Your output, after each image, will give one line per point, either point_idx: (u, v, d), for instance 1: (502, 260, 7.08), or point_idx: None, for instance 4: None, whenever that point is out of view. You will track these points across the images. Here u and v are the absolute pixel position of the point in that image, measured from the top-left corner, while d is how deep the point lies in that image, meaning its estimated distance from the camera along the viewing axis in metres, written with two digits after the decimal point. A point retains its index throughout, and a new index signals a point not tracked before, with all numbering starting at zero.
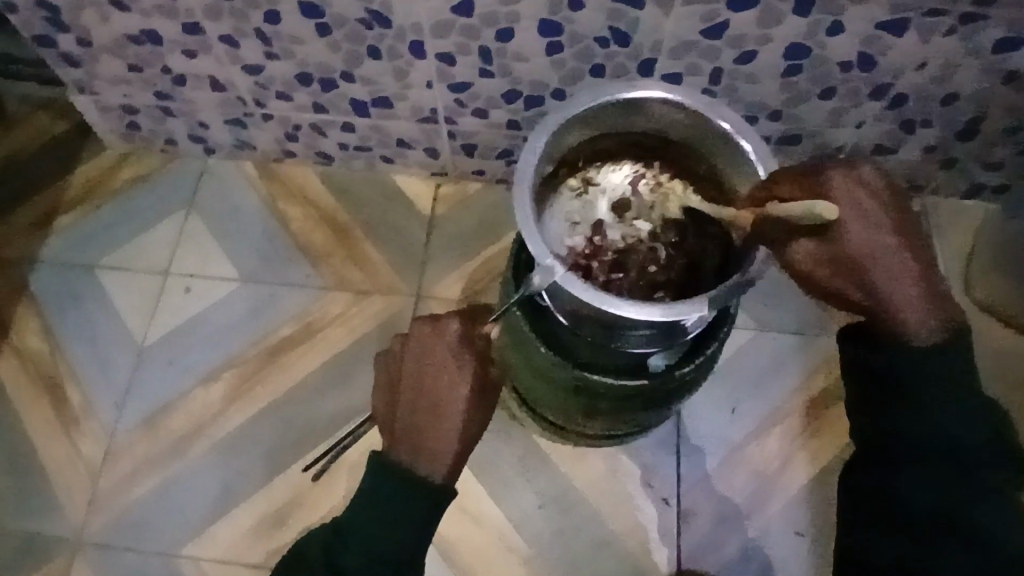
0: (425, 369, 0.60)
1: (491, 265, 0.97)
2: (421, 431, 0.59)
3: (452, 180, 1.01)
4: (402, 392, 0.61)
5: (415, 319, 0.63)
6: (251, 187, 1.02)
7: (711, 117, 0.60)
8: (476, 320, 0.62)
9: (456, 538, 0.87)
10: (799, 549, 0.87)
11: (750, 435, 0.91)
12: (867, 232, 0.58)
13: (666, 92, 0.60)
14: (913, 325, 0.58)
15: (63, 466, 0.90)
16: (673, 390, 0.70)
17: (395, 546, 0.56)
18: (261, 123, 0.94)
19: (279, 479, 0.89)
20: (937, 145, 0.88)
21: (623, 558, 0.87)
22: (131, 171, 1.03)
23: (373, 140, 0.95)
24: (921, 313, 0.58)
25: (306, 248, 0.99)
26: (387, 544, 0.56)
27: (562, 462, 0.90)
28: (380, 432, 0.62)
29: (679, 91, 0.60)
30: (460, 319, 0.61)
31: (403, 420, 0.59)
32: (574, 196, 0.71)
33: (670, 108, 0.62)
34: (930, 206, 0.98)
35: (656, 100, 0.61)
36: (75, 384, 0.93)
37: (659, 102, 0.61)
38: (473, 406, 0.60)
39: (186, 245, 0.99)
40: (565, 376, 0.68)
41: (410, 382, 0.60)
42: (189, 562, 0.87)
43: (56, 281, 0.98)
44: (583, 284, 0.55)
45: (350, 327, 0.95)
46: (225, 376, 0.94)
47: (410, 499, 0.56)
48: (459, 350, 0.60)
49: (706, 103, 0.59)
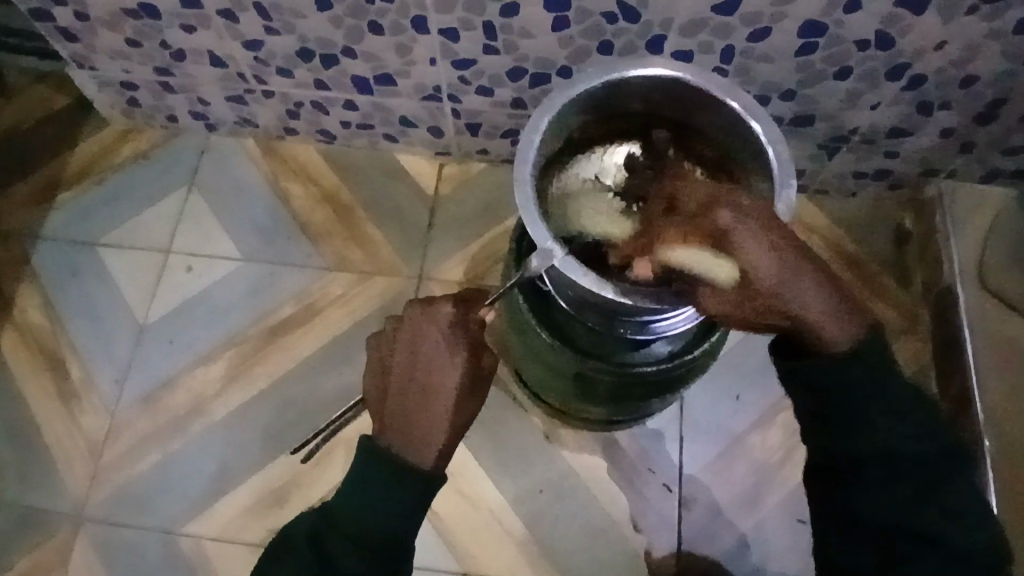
0: (417, 353, 0.59)
1: (494, 247, 0.96)
2: (409, 417, 0.57)
3: (456, 160, 0.99)
4: (393, 375, 0.59)
5: (408, 302, 0.61)
6: (253, 164, 1.00)
7: (723, 97, 0.57)
8: (471, 304, 0.60)
9: (454, 520, 0.86)
10: (800, 539, 0.86)
11: (754, 424, 0.90)
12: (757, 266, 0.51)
13: (676, 70, 0.57)
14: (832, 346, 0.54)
15: (64, 441, 0.90)
16: (675, 378, 0.68)
17: (386, 530, 0.56)
18: (262, 99, 0.92)
19: (278, 460, 0.89)
20: (956, 130, 0.85)
21: (622, 545, 0.86)
22: (132, 146, 1.01)
23: (376, 118, 0.93)
24: (837, 327, 0.53)
25: (307, 228, 0.98)
26: (376, 531, 0.56)
27: (563, 446, 0.89)
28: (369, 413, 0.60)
29: (690, 70, 0.57)
30: (455, 302, 0.59)
31: (392, 404, 0.58)
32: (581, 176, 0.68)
33: (681, 88, 0.59)
34: (946, 190, 0.95)
35: (665, 80, 0.59)
36: (76, 360, 0.93)
37: (668, 81, 0.59)
38: (466, 393, 0.58)
39: (187, 222, 0.98)
40: (567, 362, 0.67)
41: (401, 365, 0.59)
42: (191, 540, 0.87)
43: (57, 256, 0.97)
44: (583, 268, 0.53)
45: (351, 308, 0.94)
46: (224, 355, 0.93)
47: (401, 485, 0.55)
48: (452, 334, 0.58)
49: (718, 83, 0.57)
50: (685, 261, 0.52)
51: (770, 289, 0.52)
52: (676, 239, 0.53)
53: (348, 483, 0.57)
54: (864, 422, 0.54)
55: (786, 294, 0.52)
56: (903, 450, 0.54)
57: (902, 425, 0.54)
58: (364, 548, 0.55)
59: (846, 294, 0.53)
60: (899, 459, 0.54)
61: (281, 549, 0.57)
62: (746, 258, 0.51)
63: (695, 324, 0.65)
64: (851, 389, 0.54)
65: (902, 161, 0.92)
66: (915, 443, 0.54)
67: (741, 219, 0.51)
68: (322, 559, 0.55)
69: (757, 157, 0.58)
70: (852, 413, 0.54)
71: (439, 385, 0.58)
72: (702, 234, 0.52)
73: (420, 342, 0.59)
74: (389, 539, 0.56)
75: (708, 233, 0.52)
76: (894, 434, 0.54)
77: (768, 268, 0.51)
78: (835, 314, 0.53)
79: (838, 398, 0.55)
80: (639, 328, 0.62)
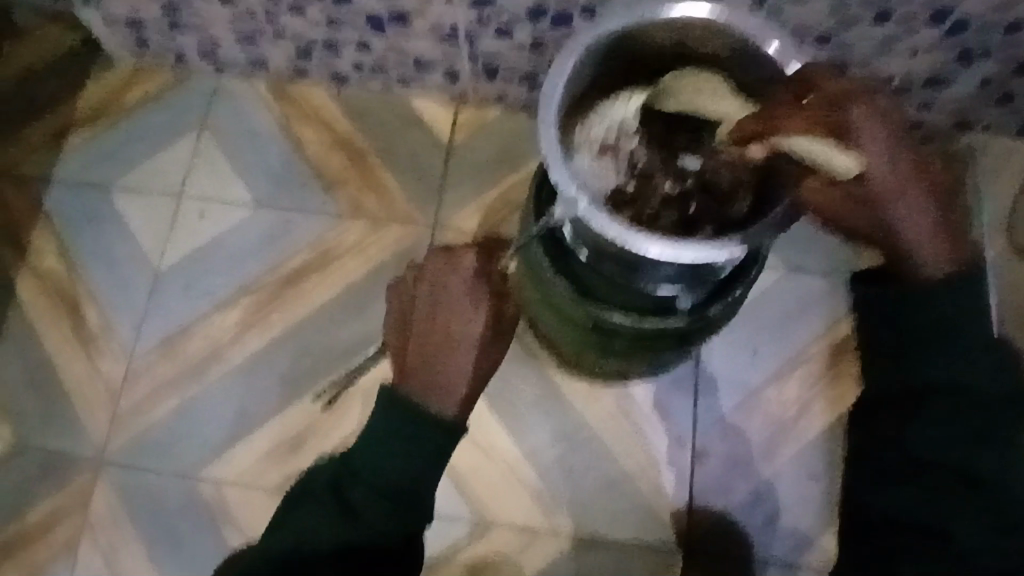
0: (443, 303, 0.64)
1: (510, 196, 0.94)
2: (431, 361, 0.61)
3: (472, 106, 0.97)
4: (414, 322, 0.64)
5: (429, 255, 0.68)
6: (265, 107, 0.98)
7: (760, 42, 0.54)
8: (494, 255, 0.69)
9: (469, 469, 0.87)
10: (813, 492, 0.86)
11: (770, 378, 0.89)
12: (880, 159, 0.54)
13: (712, 12, 0.55)
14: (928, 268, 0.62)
15: (83, 384, 0.91)
16: (695, 332, 0.68)
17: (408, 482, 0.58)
18: (274, 40, 0.89)
19: (296, 405, 0.90)
20: (995, 80, 0.82)
21: (635, 496, 0.86)
22: (142, 89, 0.99)
23: (390, 61, 0.90)
24: (940, 244, 0.60)
25: (321, 174, 0.96)
26: (396, 479, 0.58)
27: (578, 397, 0.89)
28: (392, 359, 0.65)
29: (727, 12, 0.54)
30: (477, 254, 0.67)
31: (414, 349, 0.62)
32: (607, 114, 0.64)
33: (716, 35, 0.56)
34: (978, 144, 0.92)
35: (697, 25, 0.56)
36: (93, 305, 0.93)
37: (700, 27, 0.56)
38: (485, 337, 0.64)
39: (200, 167, 0.97)
40: (586, 314, 0.66)
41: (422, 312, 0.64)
42: (211, 482, 0.88)
43: (70, 200, 0.96)
44: (608, 217, 0.52)
45: (366, 256, 0.93)
46: (240, 302, 0.93)
47: (422, 440, 0.58)
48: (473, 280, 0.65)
49: (757, 27, 0.54)
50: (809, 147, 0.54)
51: (884, 189, 0.56)
52: (798, 129, 0.53)
53: (368, 439, 0.59)
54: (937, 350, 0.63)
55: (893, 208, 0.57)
56: (974, 377, 0.62)
57: (970, 356, 0.62)
58: (386, 500, 0.57)
59: (949, 208, 0.60)
60: (961, 388, 0.62)
61: (306, 497, 0.59)
62: (869, 152, 0.54)
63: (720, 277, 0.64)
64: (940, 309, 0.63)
65: (936, 113, 0.89)
66: (982, 378, 0.62)
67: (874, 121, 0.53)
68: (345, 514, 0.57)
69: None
70: (931, 338, 0.63)
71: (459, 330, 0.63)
72: (828, 124, 0.53)
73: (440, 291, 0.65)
74: (411, 491, 0.58)
75: (832, 126, 0.53)
76: (948, 360, 0.63)
77: (891, 164, 0.55)
78: (935, 233, 0.60)
79: (905, 322, 0.65)
80: (663, 278, 0.60)
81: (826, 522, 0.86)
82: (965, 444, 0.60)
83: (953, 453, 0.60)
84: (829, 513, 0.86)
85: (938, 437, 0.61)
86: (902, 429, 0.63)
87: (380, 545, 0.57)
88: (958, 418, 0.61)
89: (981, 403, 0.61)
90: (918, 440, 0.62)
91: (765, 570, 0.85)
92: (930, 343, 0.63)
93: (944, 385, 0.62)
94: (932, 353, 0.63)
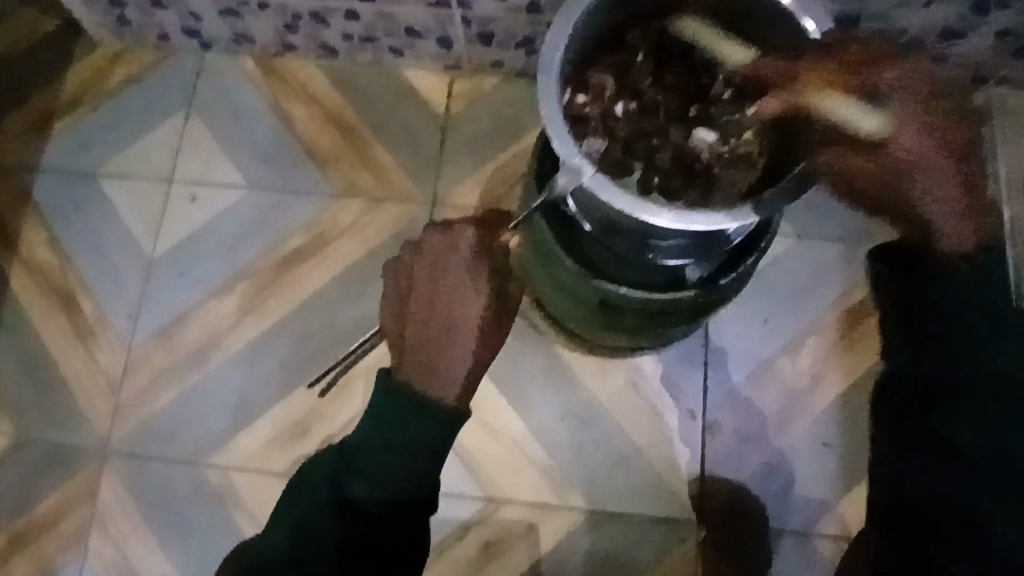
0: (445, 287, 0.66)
1: (510, 166, 0.91)
2: (430, 348, 0.63)
3: (466, 75, 0.93)
4: (416, 300, 0.66)
5: (425, 230, 0.68)
6: (252, 84, 0.95)
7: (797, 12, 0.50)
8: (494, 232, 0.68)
9: (476, 450, 0.85)
10: (828, 462, 0.85)
11: (783, 349, 0.87)
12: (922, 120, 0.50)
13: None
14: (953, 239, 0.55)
15: (82, 375, 0.89)
16: (705, 306, 0.65)
17: (400, 484, 0.60)
18: (257, 12, 0.86)
19: (297, 392, 0.88)
20: (1011, 31, 0.78)
21: (646, 472, 0.85)
22: (125, 70, 0.96)
23: (379, 29, 0.87)
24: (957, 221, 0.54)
25: (313, 152, 0.93)
26: (388, 476, 0.60)
27: (586, 374, 0.87)
28: (389, 343, 0.67)
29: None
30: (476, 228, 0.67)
31: (415, 326, 0.65)
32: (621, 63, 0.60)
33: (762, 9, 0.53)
34: (995, 100, 0.89)
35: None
36: (88, 294, 0.91)
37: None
38: (487, 322, 0.66)
39: (189, 149, 0.94)
40: (593, 290, 0.64)
41: (424, 288, 0.66)
42: (217, 471, 0.86)
43: (58, 190, 0.93)
44: (616, 188, 0.49)
45: (363, 237, 0.91)
46: (237, 289, 0.90)
47: (419, 420, 0.60)
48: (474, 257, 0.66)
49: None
50: (840, 108, 0.50)
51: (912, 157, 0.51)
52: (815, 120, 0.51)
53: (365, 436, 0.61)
54: (966, 326, 0.57)
55: (919, 180, 0.52)
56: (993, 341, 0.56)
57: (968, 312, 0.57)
58: (382, 500, 0.60)
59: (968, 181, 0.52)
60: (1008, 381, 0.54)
61: (300, 491, 0.62)
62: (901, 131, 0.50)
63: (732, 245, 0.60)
64: (943, 296, 0.58)
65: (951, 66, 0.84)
66: (1010, 348, 0.55)
67: (904, 81, 0.51)
68: (340, 506, 0.60)
69: (796, 34, 0.52)
70: (964, 330, 0.57)
71: (461, 313, 0.65)
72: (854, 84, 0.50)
73: (442, 267, 0.66)
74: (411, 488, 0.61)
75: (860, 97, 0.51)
76: (978, 335, 0.56)
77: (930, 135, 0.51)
78: (953, 211, 0.54)
79: (945, 313, 0.58)
80: (673, 249, 0.58)
81: (843, 489, 0.84)
82: (987, 426, 0.54)
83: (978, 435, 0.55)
84: (844, 484, 0.84)
85: (963, 430, 0.55)
86: (937, 413, 0.57)
87: (384, 533, 0.60)
88: (967, 408, 0.56)
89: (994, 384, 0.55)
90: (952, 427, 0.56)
91: (781, 541, 0.83)
92: (963, 334, 0.57)
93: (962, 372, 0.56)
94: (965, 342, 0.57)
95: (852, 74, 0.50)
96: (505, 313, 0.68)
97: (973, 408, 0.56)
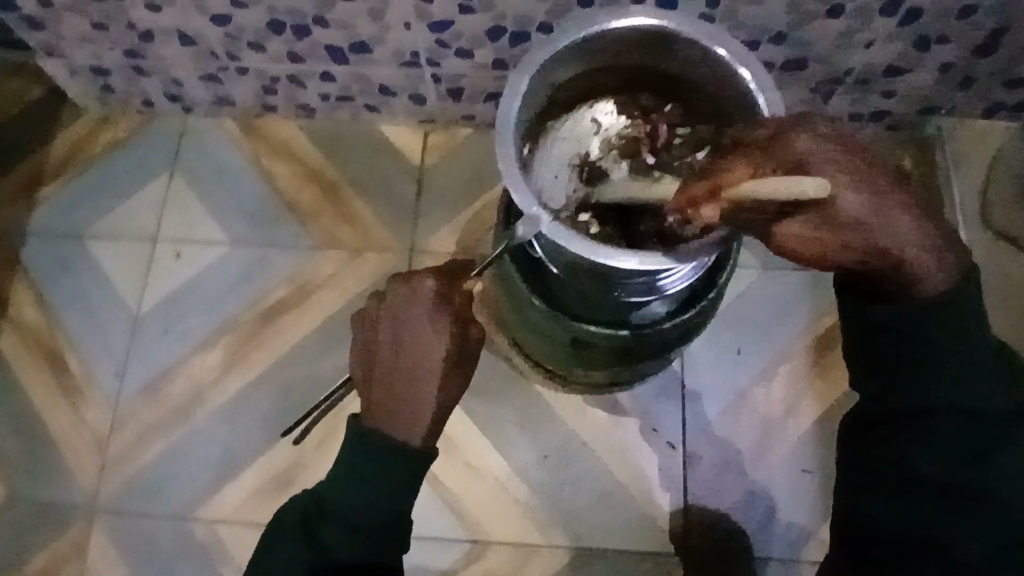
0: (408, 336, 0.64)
1: (485, 213, 0.94)
2: (396, 395, 0.62)
3: (440, 128, 0.97)
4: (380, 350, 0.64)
5: (390, 280, 0.66)
6: (233, 144, 0.98)
7: (734, 65, 0.55)
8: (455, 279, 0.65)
9: (459, 491, 0.86)
10: (807, 489, 0.86)
11: (756, 379, 0.89)
12: (851, 176, 0.48)
13: (713, 41, 0.55)
14: (931, 281, 0.54)
15: (67, 435, 0.90)
16: (672, 340, 0.67)
17: (370, 522, 0.62)
18: (237, 77, 0.90)
19: (280, 443, 0.89)
20: (952, 66, 0.82)
21: (628, 507, 0.86)
22: (110, 135, 0.99)
23: (354, 88, 0.91)
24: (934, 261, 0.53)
25: (294, 206, 0.96)
26: (360, 514, 0.62)
27: (566, 411, 0.88)
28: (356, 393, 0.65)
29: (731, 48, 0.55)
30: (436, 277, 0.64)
31: (381, 375, 0.63)
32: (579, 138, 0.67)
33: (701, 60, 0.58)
34: (945, 129, 0.93)
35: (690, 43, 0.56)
36: (74, 353, 0.92)
37: (695, 50, 0.57)
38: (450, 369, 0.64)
39: (173, 208, 0.96)
40: (563, 328, 0.66)
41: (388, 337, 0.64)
42: (203, 525, 0.87)
43: (44, 252, 0.96)
44: (572, 233, 0.52)
45: (343, 287, 0.93)
46: (220, 343, 0.92)
47: (386, 462, 0.62)
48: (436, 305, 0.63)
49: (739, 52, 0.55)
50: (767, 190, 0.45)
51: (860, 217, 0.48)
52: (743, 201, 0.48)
53: (335, 480, 0.63)
54: (937, 355, 0.55)
55: (879, 233, 0.50)
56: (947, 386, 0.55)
57: (955, 365, 0.55)
58: (354, 538, 0.62)
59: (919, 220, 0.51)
60: (972, 413, 0.55)
61: (274, 541, 0.63)
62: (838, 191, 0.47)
63: (694, 281, 0.63)
64: (906, 323, 0.55)
65: (899, 100, 0.88)
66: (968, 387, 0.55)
67: (825, 146, 0.48)
68: (314, 549, 0.62)
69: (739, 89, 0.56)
70: (924, 359, 0.55)
71: (423, 361, 0.63)
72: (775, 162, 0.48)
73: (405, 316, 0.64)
74: (377, 536, 0.62)
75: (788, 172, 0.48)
76: (939, 372, 0.55)
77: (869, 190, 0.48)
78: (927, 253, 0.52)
79: (907, 345, 0.56)
80: (635, 288, 0.60)
81: (824, 514, 0.85)
82: (954, 453, 0.55)
83: (943, 464, 0.55)
84: (824, 510, 0.85)
85: (915, 454, 0.56)
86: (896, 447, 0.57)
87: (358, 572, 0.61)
88: (925, 428, 0.56)
89: (967, 416, 0.55)
90: (919, 458, 0.55)
91: (765, 569, 0.84)
92: (921, 366, 0.56)
93: (930, 402, 0.56)
94: (922, 373, 0.56)
95: (769, 156, 0.48)
96: (467, 360, 0.66)
97: (934, 437, 0.55)
